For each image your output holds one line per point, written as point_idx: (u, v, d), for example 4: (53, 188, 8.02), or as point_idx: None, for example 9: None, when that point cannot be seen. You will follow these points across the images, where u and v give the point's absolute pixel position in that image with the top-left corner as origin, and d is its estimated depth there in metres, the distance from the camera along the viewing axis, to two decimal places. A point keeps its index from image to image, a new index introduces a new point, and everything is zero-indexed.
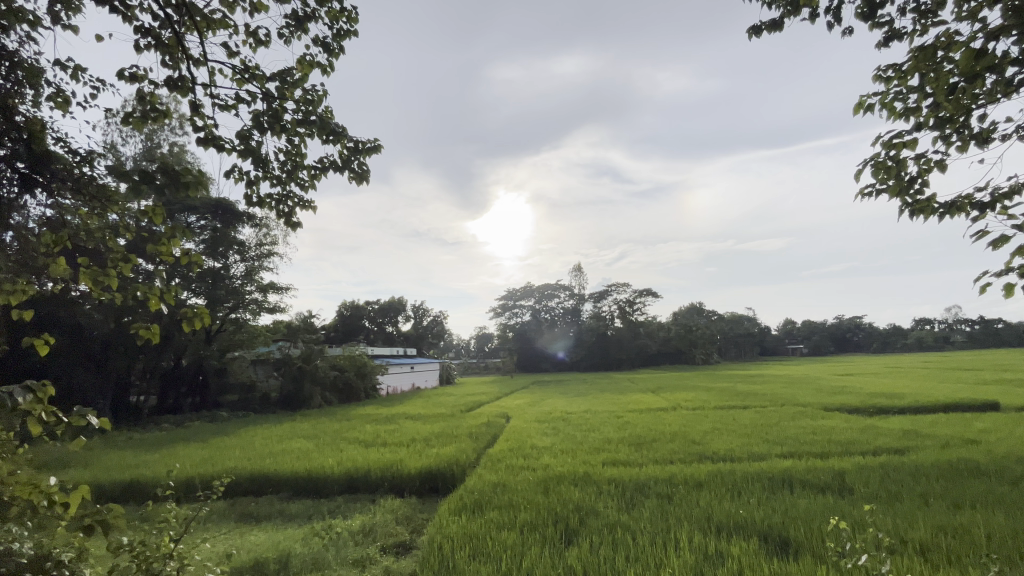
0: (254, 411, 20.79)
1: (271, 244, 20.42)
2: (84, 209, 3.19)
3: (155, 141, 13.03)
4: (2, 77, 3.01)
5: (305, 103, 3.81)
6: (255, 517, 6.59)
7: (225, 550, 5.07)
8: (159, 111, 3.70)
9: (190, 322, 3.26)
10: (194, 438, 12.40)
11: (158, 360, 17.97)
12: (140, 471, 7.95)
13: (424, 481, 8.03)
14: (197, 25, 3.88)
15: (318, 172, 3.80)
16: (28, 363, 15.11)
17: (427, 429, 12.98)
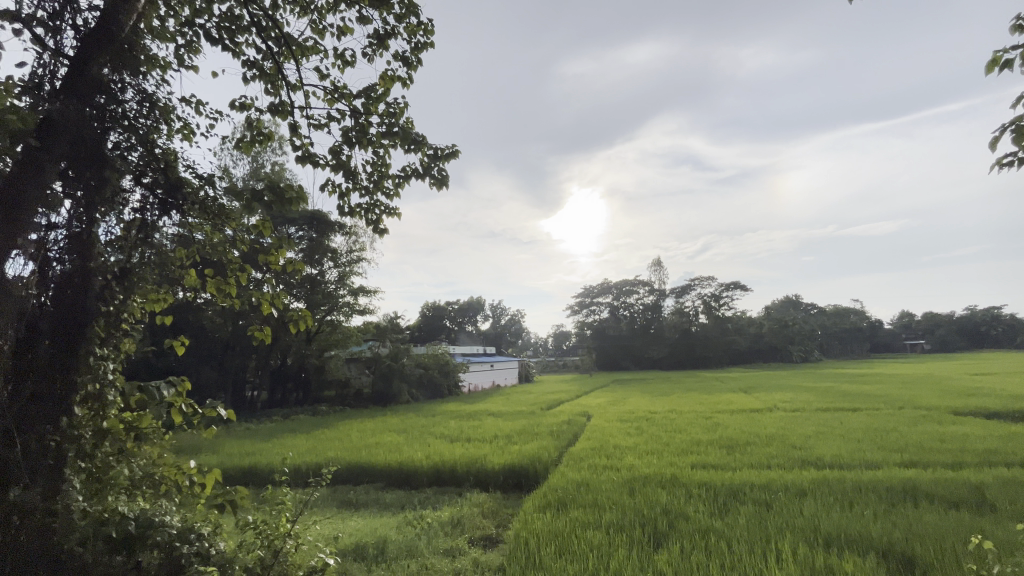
0: (349, 406, 22.42)
1: (359, 250, 21.86)
2: (208, 226, 3.67)
3: (260, 162, 14.50)
4: (144, 116, 3.47)
5: (388, 116, 4.08)
6: (354, 503, 7.11)
7: (333, 533, 5.56)
8: (264, 134, 4.19)
9: (295, 323, 3.73)
10: (299, 430, 13.62)
11: (268, 359, 19.97)
12: (257, 458, 8.90)
13: (508, 477, 8.20)
14: (293, 53, 4.31)
15: (402, 180, 4.06)
16: (167, 362, 17.48)
17: (509, 426, 13.20)
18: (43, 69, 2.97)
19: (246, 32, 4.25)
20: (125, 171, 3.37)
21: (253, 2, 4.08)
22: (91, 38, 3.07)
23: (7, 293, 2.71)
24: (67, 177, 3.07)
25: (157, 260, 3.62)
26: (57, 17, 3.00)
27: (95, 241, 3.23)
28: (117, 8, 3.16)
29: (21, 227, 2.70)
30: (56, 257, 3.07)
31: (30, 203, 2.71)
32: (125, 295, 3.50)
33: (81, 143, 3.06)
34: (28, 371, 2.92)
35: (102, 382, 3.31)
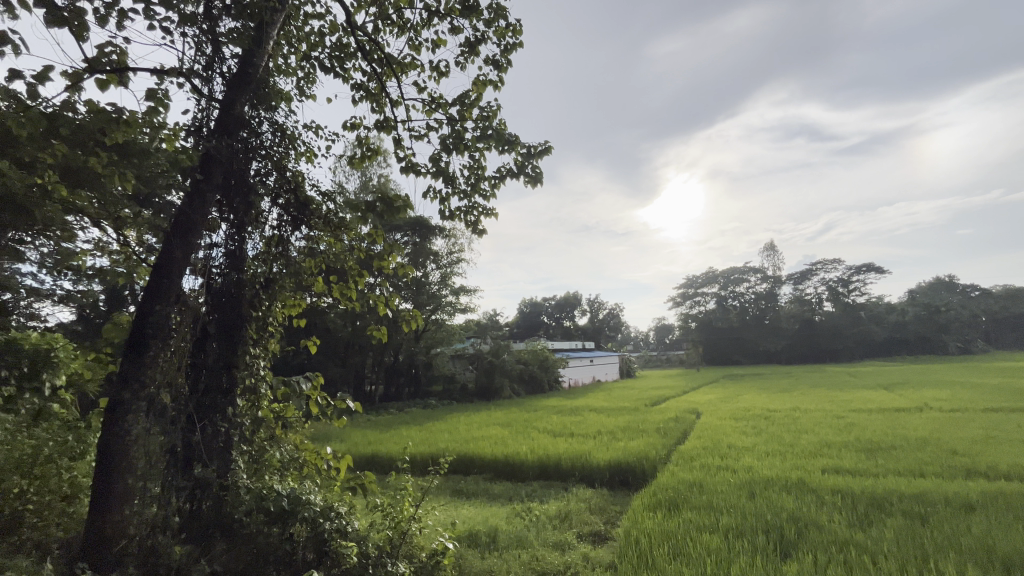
0: (456, 400, 23.60)
1: (458, 252, 22.84)
2: (330, 237, 4.11)
3: (367, 175, 15.73)
4: (277, 143, 3.94)
5: (482, 120, 4.24)
6: (466, 493, 7.48)
7: (449, 518, 5.93)
8: (372, 150, 4.58)
9: (406, 323, 4.04)
10: (413, 422, 14.63)
11: (383, 356, 21.69)
12: (378, 447, 9.73)
13: (614, 473, 8.07)
14: (393, 71, 4.66)
15: (497, 181, 4.22)
16: (301, 360, 19.77)
17: (612, 422, 12.96)
18: (201, 113, 3.51)
19: (354, 57, 4.67)
20: (264, 193, 3.86)
21: (358, 28, 4.46)
22: (235, 82, 3.56)
23: (184, 306, 3.31)
24: (223, 204, 3.64)
25: (291, 269, 4.10)
26: (209, 68, 3.53)
27: (245, 256, 3.77)
28: (252, 53, 3.63)
29: (190, 249, 3.23)
30: (218, 272, 3.64)
31: (196, 224, 3.22)
32: (270, 301, 4.01)
33: (230, 175, 3.61)
34: (202, 368, 3.52)
35: (256, 376, 3.81)
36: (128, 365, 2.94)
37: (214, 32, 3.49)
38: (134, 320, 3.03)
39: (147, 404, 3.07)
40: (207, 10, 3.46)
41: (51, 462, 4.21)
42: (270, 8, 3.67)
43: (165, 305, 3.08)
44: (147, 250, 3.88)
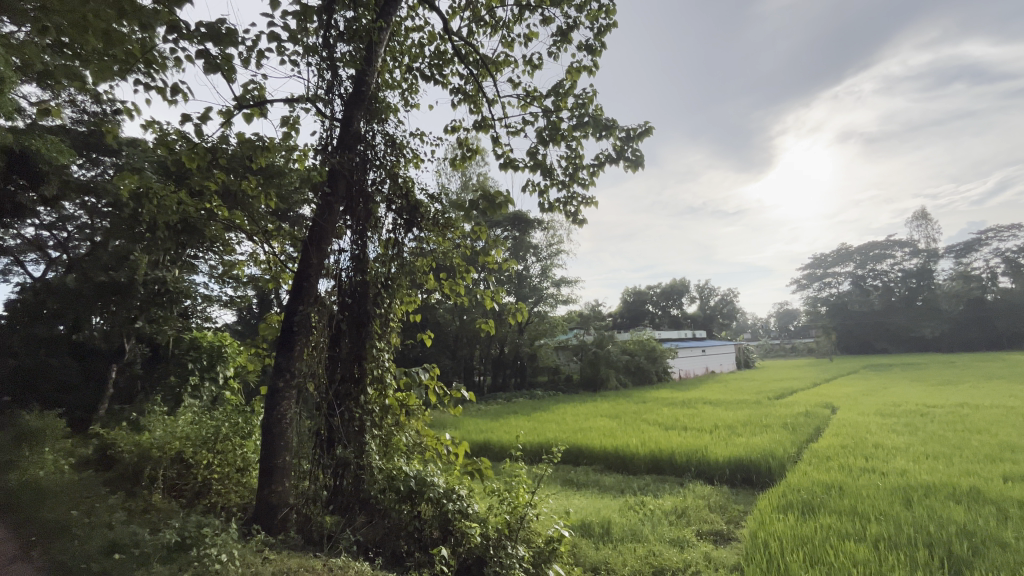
0: (562, 391, 23.77)
1: (558, 243, 22.83)
2: (438, 236, 4.37)
3: (468, 175, 16.34)
4: (389, 152, 4.24)
5: (578, 107, 4.26)
6: (577, 483, 7.50)
7: (563, 507, 5.98)
8: (471, 150, 4.80)
9: (512, 314, 4.16)
10: (521, 412, 15.02)
11: (489, 348, 22.53)
12: (490, 435, 10.14)
13: (735, 470, 7.54)
14: (488, 70, 4.82)
15: (596, 168, 4.31)
16: (416, 353, 21.31)
17: (730, 416, 12.08)
18: (326, 133, 3.93)
19: (452, 63, 4.90)
20: (380, 200, 4.20)
21: (454, 34, 4.67)
22: (351, 101, 3.94)
23: (320, 306, 3.82)
24: (347, 212, 4.03)
25: (407, 268, 4.39)
26: (330, 91, 3.92)
27: (367, 258, 4.12)
28: (364, 72, 3.96)
29: (323, 257, 3.79)
30: (347, 274, 4.06)
31: (326, 234, 3.73)
32: (390, 299, 4.29)
33: (350, 185, 3.99)
34: (337, 361, 3.95)
35: (382, 366, 4.12)
36: (283, 358, 3.54)
37: (331, 57, 3.86)
38: (285, 319, 3.63)
39: (296, 391, 3.65)
40: (325, 39, 3.85)
41: (226, 440, 4.91)
42: (377, 29, 3.99)
43: (306, 306, 3.62)
44: (288, 259, 4.50)
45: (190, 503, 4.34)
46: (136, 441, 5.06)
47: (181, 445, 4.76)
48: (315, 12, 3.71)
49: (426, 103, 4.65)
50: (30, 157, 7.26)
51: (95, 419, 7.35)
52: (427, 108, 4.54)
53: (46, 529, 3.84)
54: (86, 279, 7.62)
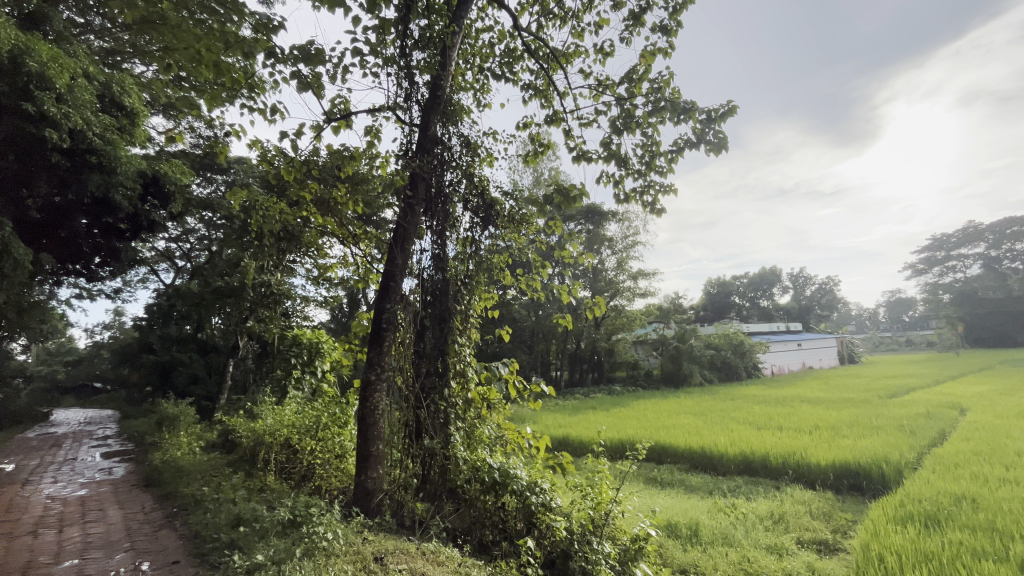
0: (641, 387, 23.09)
1: (634, 235, 22.12)
2: (514, 232, 4.41)
3: (540, 170, 16.25)
4: (464, 151, 4.33)
5: (654, 92, 4.10)
6: (661, 482, 7.26)
7: (649, 506, 5.81)
8: (543, 145, 4.80)
9: (590, 309, 4.10)
10: (600, 407, 14.81)
11: (565, 343, 22.43)
12: (569, 431, 10.11)
13: (841, 476, 6.89)
14: (559, 62, 4.79)
15: (674, 155, 4.13)
16: (494, 348, 21.77)
17: (834, 416, 11.02)
18: (406, 138, 4.13)
19: (522, 59, 4.91)
20: (457, 200, 4.31)
21: (524, 30, 4.69)
22: (427, 107, 4.11)
23: (406, 304, 4.08)
24: (428, 213, 4.19)
25: (485, 265, 4.45)
26: (408, 99, 4.11)
27: (447, 257, 4.24)
28: (439, 77, 4.11)
29: (407, 257, 4.03)
30: (429, 272, 4.22)
31: (409, 235, 4.00)
32: (470, 296, 4.37)
33: (430, 188, 4.16)
34: (422, 356, 4.10)
35: (464, 361, 4.20)
36: (374, 353, 3.82)
37: (408, 65, 4.03)
38: (375, 317, 3.92)
39: (386, 384, 3.90)
40: (402, 49, 4.03)
41: (326, 428, 5.26)
42: (450, 34, 4.10)
43: (393, 304, 3.89)
44: (374, 260, 4.77)
45: (298, 485, 4.78)
46: (252, 428, 5.67)
47: (288, 433, 5.24)
48: (392, 24, 3.91)
49: (497, 102, 4.73)
50: (160, 179, 8.36)
51: (218, 408, 8.34)
52: (498, 107, 4.61)
53: (184, 501, 4.44)
54: (207, 285, 8.64)
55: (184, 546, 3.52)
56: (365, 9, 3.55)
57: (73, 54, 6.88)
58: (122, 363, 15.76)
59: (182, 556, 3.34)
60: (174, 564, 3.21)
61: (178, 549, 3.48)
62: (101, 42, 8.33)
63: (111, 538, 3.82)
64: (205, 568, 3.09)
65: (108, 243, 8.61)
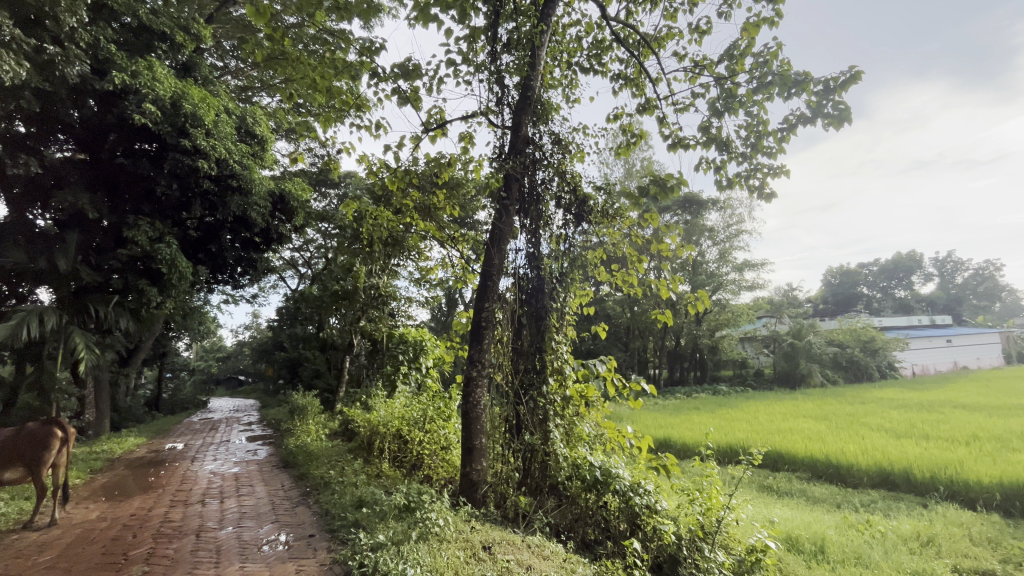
0: (750, 386, 21.43)
1: (738, 223, 20.54)
2: (608, 227, 4.33)
3: (632, 161, 15.74)
4: (554, 148, 4.33)
5: (759, 67, 3.77)
6: (777, 491, 6.68)
7: (767, 516, 5.37)
8: (635, 135, 4.65)
9: (693, 304, 3.89)
10: (705, 408, 13.94)
11: (663, 340, 21.56)
12: (672, 432, 9.68)
13: (1011, 497, 5.81)
14: (650, 47, 4.61)
15: (785, 134, 3.77)
16: (589, 345, 21.60)
17: (999, 425, 9.30)
18: (499, 141, 4.25)
19: (611, 49, 4.80)
20: (550, 198, 4.32)
21: (612, 19, 4.58)
22: (519, 108, 4.18)
23: (502, 303, 4.16)
24: (521, 213, 4.26)
25: (580, 261, 4.40)
26: (500, 102, 4.22)
27: (542, 255, 4.27)
28: (529, 77, 4.16)
29: (503, 258, 4.15)
30: (525, 271, 4.29)
31: (504, 235, 4.10)
32: (565, 293, 4.35)
33: (523, 188, 4.23)
34: (520, 354, 4.17)
35: (561, 359, 4.19)
36: (475, 350, 3.98)
37: (498, 69, 4.13)
38: (475, 316, 4.10)
39: (487, 380, 4.05)
40: (492, 53, 4.15)
41: (432, 420, 5.51)
42: (538, 33, 4.13)
43: (491, 303, 4.02)
44: (472, 261, 4.96)
45: (409, 473, 5.14)
46: (368, 419, 6.20)
47: (398, 425, 5.59)
48: (482, 32, 4.05)
49: (585, 96, 4.68)
50: (286, 197, 9.48)
51: (339, 400, 9.24)
52: (585, 101, 4.56)
53: (315, 482, 4.99)
54: (325, 288, 9.60)
55: (317, 522, 3.96)
56: (457, 20, 3.71)
57: (216, 94, 8.05)
58: (259, 359, 18.07)
59: (316, 530, 3.76)
60: (310, 537, 3.62)
61: (313, 523, 3.92)
62: (236, 80, 9.63)
63: (260, 510, 4.42)
64: (334, 542, 3.46)
65: (247, 255, 9.77)
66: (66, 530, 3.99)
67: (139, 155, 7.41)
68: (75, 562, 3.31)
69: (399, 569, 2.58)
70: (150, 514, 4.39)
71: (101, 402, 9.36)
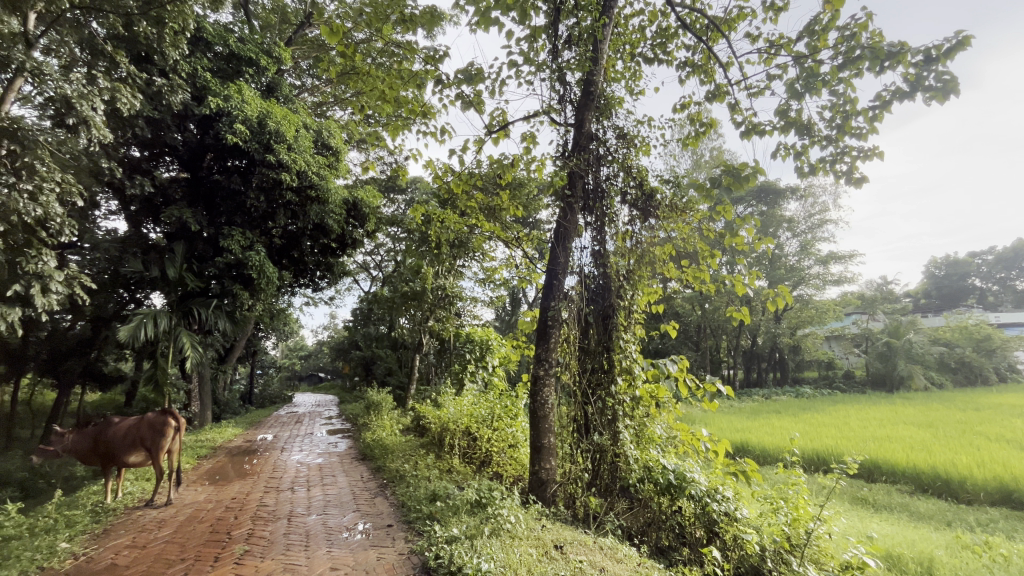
0: (839, 389, 19.75)
1: (821, 212, 18.98)
2: (677, 222, 4.16)
3: (700, 152, 15.06)
4: (617, 143, 4.23)
5: (845, 41, 3.45)
6: (874, 504, 6.09)
7: (865, 530, 4.91)
8: (704, 124, 4.43)
9: (773, 300, 3.62)
10: (787, 411, 13.00)
11: (738, 339, 20.43)
12: (751, 437, 9.14)
13: None
14: (719, 30, 4.37)
15: (878, 112, 3.42)
16: (657, 345, 20.92)
17: None
18: (562, 139, 4.23)
19: (677, 35, 4.60)
20: (615, 194, 4.22)
21: (678, 5, 4.40)
22: (582, 104, 4.13)
23: (567, 302, 4.14)
24: (585, 211, 4.21)
25: (647, 257, 4.26)
26: (562, 100, 4.19)
27: (608, 253, 4.18)
28: (592, 72, 4.09)
29: (568, 256, 4.13)
30: (590, 268, 4.24)
31: (569, 234, 4.08)
32: (633, 291, 4.22)
33: (587, 185, 4.18)
34: (587, 353, 4.11)
35: (630, 358, 4.07)
36: (541, 349, 4.00)
37: (560, 66, 4.11)
38: (541, 315, 4.11)
39: (554, 379, 4.04)
40: (553, 50, 4.13)
41: (500, 419, 5.59)
42: (600, 26, 4.06)
43: (556, 302, 4.01)
44: (536, 260, 4.97)
45: (479, 469, 5.24)
46: (438, 415, 6.40)
47: (467, 422, 5.71)
48: (543, 31, 4.04)
49: (649, 87, 4.53)
50: (359, 204, 10.02)
51: (410, 397, 9.61)
52: (649, 92, 4.42)
53: (391, 475, 5.24)
54: (395, 290, 10.02)
55: (394, 513, 4.14)
56: (518, 21, 3.74)
57: (295, 111, 8.66)
58: (338, 357, 19.23)
59: (394, 521, 3.94)
60: (388, 527, 3.80)
61: (390, 514, 4.12)
62: (313, 97, 10.30)
63: (342, 499, 4.70)
64: (411, 533, 3.61)
65: (325, 259, 10.43)
66: (179, 509, 4.48)
67: (231, 172, 8.14)
68: (187, 539, 3.71)
69: (474, 563, 2.63)
70: (247, 498, 4.82)
71: (204, 396, 10.39)
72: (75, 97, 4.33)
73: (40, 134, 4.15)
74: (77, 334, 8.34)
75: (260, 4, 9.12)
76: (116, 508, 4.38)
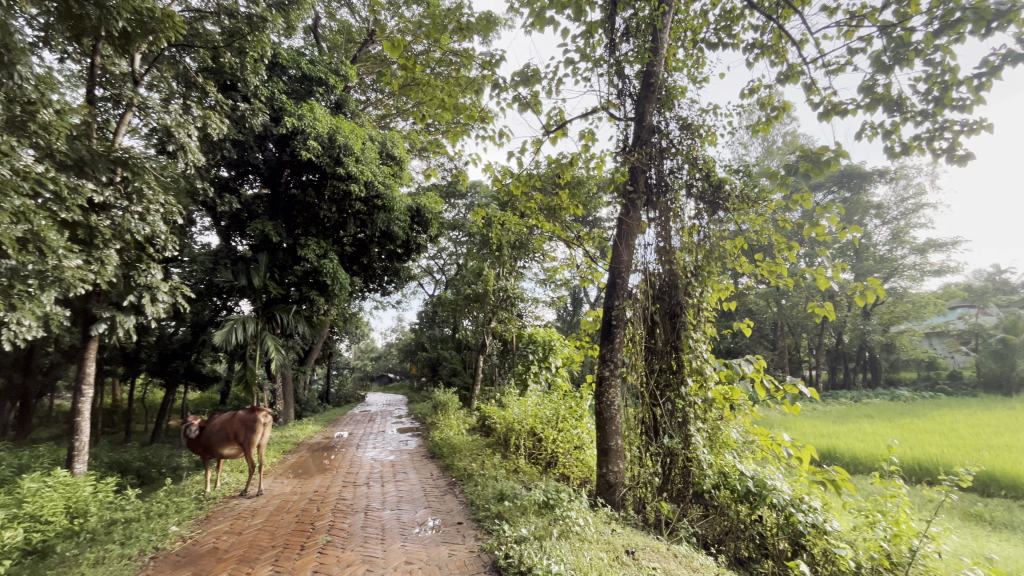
0: (943, 391, 17.78)
1: (916, 195, 17.15)
2: (748, 213, 3.92)
3: (772, 139, 14.13)
4: (681, 134, 4.05)
5: (942, 5, 3.08)
6: (991, 521, 5.40)
7: (980, 550, 4.37)
8: (777, 108, 4.14)
9: (863, 295, 3.29)
10: (880, 416, 11.87)
11: (821, 337, 18.94)
12: (839, 443, 8.44)
13: None
14: (791, 6, 4.06)
15: (985, 80, 3.01)
16: (728, 344, 19.89)
17: None
18: (622, 134, 4.12)
19: (743, 16, 4.33)
20: (680, 188, 4.04)
21: None
22: (642, 98, 4.02)
23: (631, 302, 4.06)
24: (648, 206, 4.07)
25: (716, 252, 4.03)
26: (621, 94, 4.09)
27: (673, 248, 4.01)
28: (652, 63, 3.96)
29: (631, 254, 4.05)
30: (654, 266, 4.09)
31: (631, 231, 4.02)
32: (701, 287, 4.00)
33: (649, 179, 4.04)
34: (654, 353, 3.95)
35: (700, 358, 3.86)
36: (606, 350, 3.99)
37: (618, 60, 4.01)
38: (604, 316, 4.12)
39: (619, 380, 3.99)
40: (611, 44, 4.04)
41: (565, 419, 5.55)
42: (659, 15, 3.91)
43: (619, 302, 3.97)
44: (598, 259, 4.88)
45: (545, 470, 5.24)
46: (503, 416, 6.46)
47: (533, 423, 5.71)
48: (599, 26, 3.97)
49: (714, 73, 4.30)
50: (422, 211, 10.37)
51: (475, 397, 9.79)
52: (714, 79, 4.19)
53: (459, 473, 5.36)
54: (458, 292, 10.25)
55: (463, 511, 4.23)
56: (573, 18, 3.69)
57: (362, 125, 9.11)
58: (406, 359, 20.00)
59: (463, 518, 4.01)
60: (459, 524, 3.88)
61: (460, 512, 4.20)
62: (377, 110, 10.78)
63: (413, 496, 4.87)
64: (479, 531, 3.67)
65: (391, 265, 10.85)
66: (268, 500, 4.84)
67: (306, 185, 8.69)
68: (276, 527, 4.00)
69: (543, 564, 2.63)
70: (327, 492, 5.11)
71: (287, 395, 11.19)
72: (174, 126, 4.84)
73: (148, 161, 4.67)
74: (180, 339, 9.28)
75: (328, 26, 9.68)
76: (216, 497, 4.80)
